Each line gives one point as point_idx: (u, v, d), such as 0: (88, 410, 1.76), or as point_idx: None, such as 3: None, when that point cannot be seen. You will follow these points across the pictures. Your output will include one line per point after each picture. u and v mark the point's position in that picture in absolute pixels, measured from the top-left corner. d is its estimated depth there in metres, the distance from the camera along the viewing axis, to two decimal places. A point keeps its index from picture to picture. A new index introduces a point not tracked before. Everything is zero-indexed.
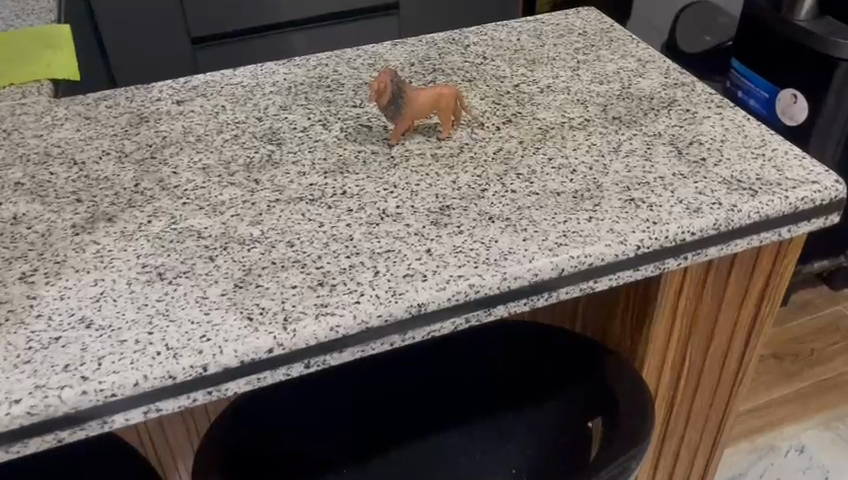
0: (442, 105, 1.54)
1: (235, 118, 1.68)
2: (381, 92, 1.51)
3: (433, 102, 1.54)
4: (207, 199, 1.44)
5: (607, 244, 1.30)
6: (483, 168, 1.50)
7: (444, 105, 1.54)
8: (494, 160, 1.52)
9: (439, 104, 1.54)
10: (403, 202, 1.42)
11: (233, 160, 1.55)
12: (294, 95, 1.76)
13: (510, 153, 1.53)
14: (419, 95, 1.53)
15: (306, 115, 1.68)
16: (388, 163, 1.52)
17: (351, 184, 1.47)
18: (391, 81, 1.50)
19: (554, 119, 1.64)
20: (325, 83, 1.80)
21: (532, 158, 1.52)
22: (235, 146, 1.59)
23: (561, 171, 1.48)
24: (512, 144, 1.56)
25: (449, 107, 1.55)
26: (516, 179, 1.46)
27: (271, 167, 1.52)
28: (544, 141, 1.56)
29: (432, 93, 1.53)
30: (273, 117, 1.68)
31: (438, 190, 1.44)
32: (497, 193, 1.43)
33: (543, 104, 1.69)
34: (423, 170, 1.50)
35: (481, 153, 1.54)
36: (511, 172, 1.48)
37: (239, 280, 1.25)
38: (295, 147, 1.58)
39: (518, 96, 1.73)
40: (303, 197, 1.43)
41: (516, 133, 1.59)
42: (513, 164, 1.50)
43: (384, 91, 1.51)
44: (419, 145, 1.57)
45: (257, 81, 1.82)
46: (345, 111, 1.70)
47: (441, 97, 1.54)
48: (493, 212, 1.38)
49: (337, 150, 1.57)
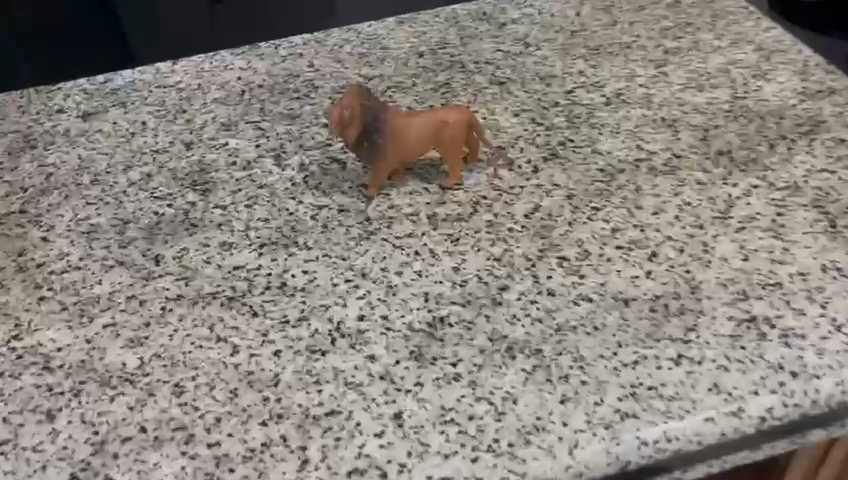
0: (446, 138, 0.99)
1: (156, 143, 1.17)
2: (345, 126, 0.93)
3: (432, 133, 0.98)
4: (75, 292, 0.94)
5: (706, 419, 0.75)
6: (507, 244, 0.95)
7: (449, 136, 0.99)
8: (525, 230, 0.96)
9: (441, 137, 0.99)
10: (370, 309, 0.88)
11: (134, 217, 1.04)
12: (245, 105, 1.23)
13: (551, 217, 0.98)
14: (410, 126, 0.96)
15: (255, 139, 1.15)
16: (360, 229, 0.99)
17: (297, 268, 0.94)
18: (362, 109, 0.93)
19: (625, 153, 1.06)
20: (293, 85, 1.26)
21: (586, 228, 0.96)
22: (142, 192, 1.08)
23: (630, 256, 0.92)
24: (556, 200, 1.00)
25: (457, 139, 0.99)
26: (557, 268, 0.91)
27: (185, 232, 1.01)
28: (606, 197, 1.00)
29: (430, 120, 0.97)
30: (208, 142, 1.16)
31: (429, 286, 0.90)
32: (523, 296, 0.88)
33: (609, 125, 1.11)
34: (412, 245, 0.96)
35: (505, 215, 0.99)
36: (549, 254, 0.93)
37: (79, 468, 0.76)
38: (228, 196, 1.06)
39: (572, 110, 1.15)
40: (219, 292, 0.92)
41: (563, 179, 1.03)
42: (555, 238, 0.95)
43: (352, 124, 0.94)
44: (410, 198, 1.02)
45: (201, 81, 1.29)
46: (313, 132, 1.16)
47: (444, 126, 0.98)
48: (513, 336, 0.84)
49: (287, 203, 1.03)
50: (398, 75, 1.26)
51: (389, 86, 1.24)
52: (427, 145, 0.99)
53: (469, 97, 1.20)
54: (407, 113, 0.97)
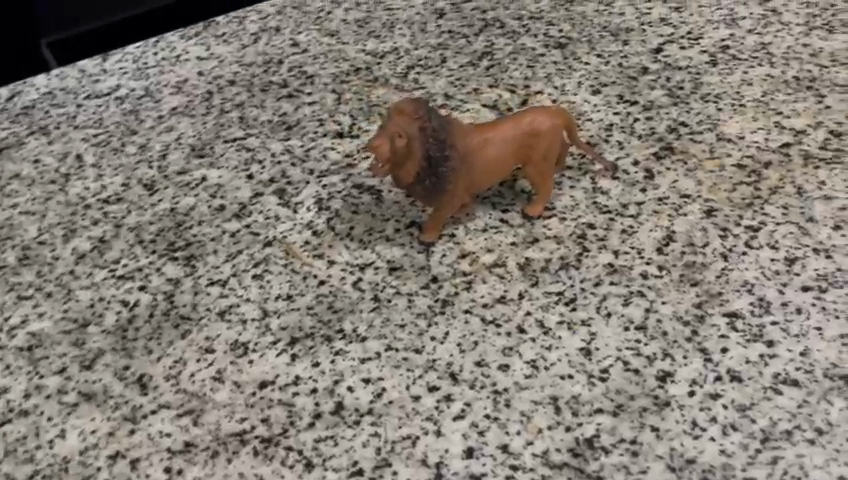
0: (535, 155, 0.68)
1: (104, 188, 0.83)
2: (395, 157, 0.63)
3: (516, 150, 0.67)
4: (27, 458, 0.62)
5: None
6: (646, 301, 0.66)
7: (539, 152, 0.68)
8: (665, 275, 0.68)
9: (528, 154, 0.68)
10: (479, 435, 0.60)
11: (94, 314, 0.71)
12: (218, 115, 0.89)
13: (695, 249, 0.70)
14: (486, 145, 0.66)
15: (244, 166, 0.83)
16: (428, 299, 0.69)
17: (352, 374, 0.65)
18: (420, 132, 0.62)
19: (764, 136, 0.78)
20: (278, 76, 0.93)
21: (750, 262, 0.68)
22: (98, 270, 0.75)
23: (828, 303, 0.65)
24: (693, 220, 0.72)
25: (550, 154, 0.69)
26: (731, 333, 0.64)
27: (175, 332, 0.69)
28: (760, 208, 0.72)
29: (513, 132, 0.67)
30: (177, 180, 0.82)
31: (557, 385, 0.62)
32: (696, 387, 0.61)
33: (727, 95, 0.83)
34: (511, 316, 0.67)
35: (630, 251, 0.70)
36: (712, 312, 0.65)
37: None
38: (224, 263, 0.74)
39: (669, 78, 0.85)
40: (246, 433, 0.62)
41: (692, 187, 0.75)
42: (711, 283, 0.67)
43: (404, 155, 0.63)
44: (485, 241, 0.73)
45: (148, 83, 0.94)
46: (323, 148, 0.83)
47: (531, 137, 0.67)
48: (705, 461, 0.57)
49: (314, 267, 0.73)
50: (418, 48, 0.94)
51: (411, 65, 0.91)
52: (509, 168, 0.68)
53: (524, 70, 0.89)
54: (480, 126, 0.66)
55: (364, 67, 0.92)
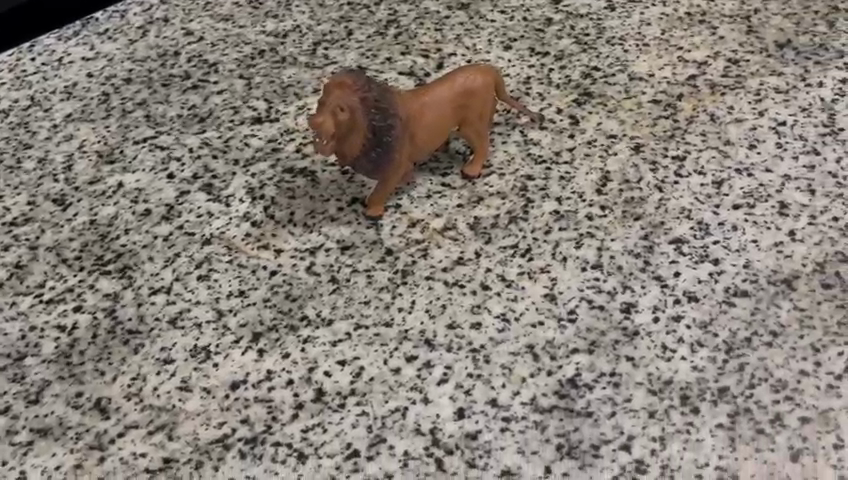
0: (471, 114, 0.69)
1: (7, 210, 0.75)
2: (340, 133, 0.61)
3: (452, 111, 0.68)
4: None
5: None
6: (597, 240, 0.69)
7: (474, 111, 0.69)
8: (609, 213, 0.71)
9: (464, 114, 0.69)
10: (466, 395, 0.60)
11: (28, 345, 0.65)
12: (120, 116, 0.83)
13: (631, 185, 0.73)
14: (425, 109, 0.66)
15: (162, 166, 0.78)
16: (387, 272, 0.68)
17: (326, 359, 0.63)
18: (364, 104, 0.61)
19: (671, 71, 0.82)
20: (178, 68, 0.88)
21: (682, 189, 0.72)
22: (22, 298, 0.68)
23: (758, 217, 0.69)
24: (623, 158, 0.75)
25: (485, 113, 0.70)
26: (680, 258, 0.67)
27: (125, 349, 0.65)
28: (681, 138, 0.76)
29: (448, 94, 0.67)
30: (90, 190, 0.76)
31: (530, 333, 0.63)
32: (659, 312, 0.64)
33: (630, 37, 0.86)
34: (472, 275, 0.67)
35: (572, 197, 0.72)
36: (658, 241, 0.68)
37: None
38: (164, 270, 0.70)
39: (574, 26, 0.88)
40: (228, 437, 0.59)
41: (616, 127, 0.77)
42: (652, 215, 0.70)
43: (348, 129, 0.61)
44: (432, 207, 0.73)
45: (32, 92, 0.86)
46: (243, 136, 0.80)
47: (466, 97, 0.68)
48: (681, 379, 0.60)
49: (261, 258, 0.70)
50: (321, 23, 0.91)
51: (318, 41, 0.89)
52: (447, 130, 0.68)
53: (432, 34, 0.89)
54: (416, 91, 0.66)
55: (269, 49, 0.89)
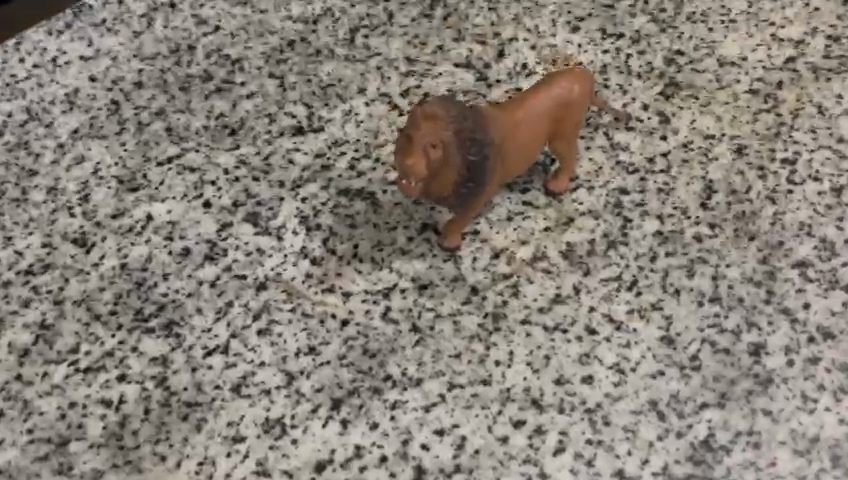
0: (566, 126, 0.59)
1: (19, 254, 0.65)
2: (429, 171, 0.52)
3: (547, 125, 0.57)
4: None
5: None
6: (710, 267, 0.61)
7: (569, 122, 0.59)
8: (719, 233, 0.62)
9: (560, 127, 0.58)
10: (589, 468, 0.53)
11: (71, 427, 0.56)
12: (136, 130, 0.71)
13: (740, 197, 0.64)
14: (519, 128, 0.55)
15: (196, 192, 0.67)
16: (476, 316, 0.60)
17: (422, 428, 0.55)
18: (455, 135, 0.51)
19: (765, 53, 0.72)
20: (196, 67, 0.75)
21: (798, 199, 0.64)
22: (54, 367, 0.59)
23: None
24: (727, 163, 0.66)
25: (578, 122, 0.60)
26: (807, 285, 0.59)
27: (185, 426, 0.56)
28: (788, 136, 0.67)
29: (543, 107, 0.57)
30: (115, 226, 0.66)
31: (651, 386, 0.56)
32: (793, 354, 0.57)
33: (714, 11, 0.76)
34: (575, 316, 0.59)
35: (674, 213, 0.64)
36: (780, 265, 0.60)
37: None
38: (215, 324, 0.60)
39: (647, 0, 0.77)
40: None
41: (713, 124, 0.68)
42: (768, 233, 0.62)
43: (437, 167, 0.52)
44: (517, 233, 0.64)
45: (27, 102, 0.74)
46: (286, 151, 0.69)
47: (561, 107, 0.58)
48: (828, 436, 0.53)
49: (328, 305, 0.61)
50: (355, 4, 0.79)
51: (355, 28, 0.77)
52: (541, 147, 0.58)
53: (487, 15, 0.77)
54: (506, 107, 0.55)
55: (299, 39, 0.77)
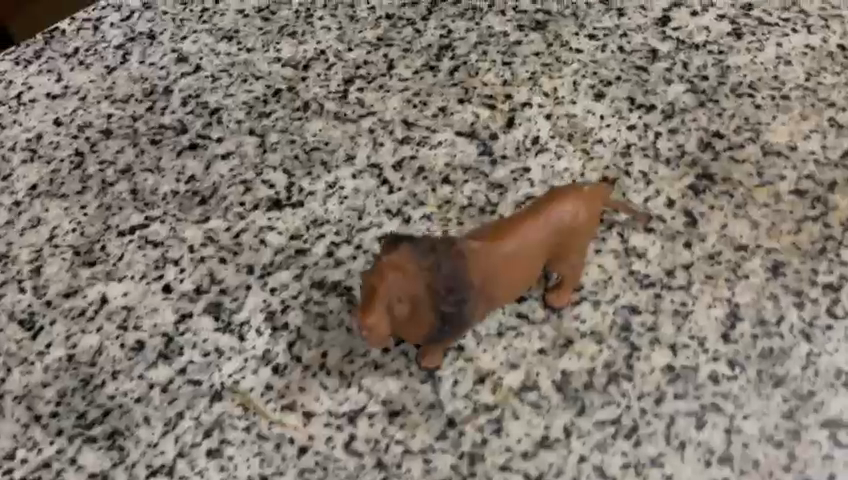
0: (571, 243, 0.50)
1: None
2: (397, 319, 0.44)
3: (547, 246, 0.49)
4: None
5: None
6: (725, 418, 0.53)
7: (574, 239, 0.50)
8: (740, 373, 0.54)
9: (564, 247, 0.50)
10: None
11: None
12: (98, 190, 0.65)
13: (769, 329, 0.55)
14: (513, 258, 0.47)
15: (156, 272, 0.61)
16: (450, 455, 0.53)
17: None
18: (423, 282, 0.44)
19: (820, 142, 0.62)
20: (170, 116, 0.68)
21: (838, 338, 0.55)
22: None
23: None
24: (758, 284, 0.57)
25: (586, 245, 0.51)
26: (836, 452, 0.51)
27: None
28: (835, 255, 0.57)
29: (539, 230, 0.48)
30: (66, 307, 0.60)
31: None
32: None
33: (764, 83, 0.65)
34: (562, 466, 0.52)
35: (690, 344, 0.55)
36: (806, 423, 0.52)
37: None
38: (162, 440, 0.55)
39: (687, 63, 0.67)
40: None
41: (747, 232, 0.59)
42: (797, 378, 0.54)
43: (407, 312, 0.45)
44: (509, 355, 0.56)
45: None
46: (258, 229, 0.62)
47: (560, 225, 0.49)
48: None
49: (287, 427, 0.54)
50: (353, 47, 0.70)
51: (349, 78, 0.68)
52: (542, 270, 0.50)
53: (500, 71, 0.68)
54: (493, 233, 0.47)
55: (286, 88, 0.68)
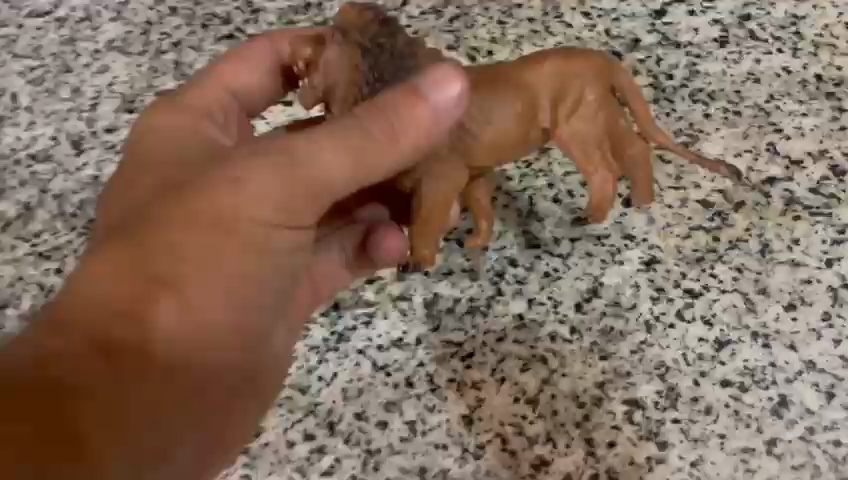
0: (573, 106, 0.53)
1: (34, 139, 0.79)
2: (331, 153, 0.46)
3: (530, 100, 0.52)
4: None
5: None
6: (546, 370, 0.62)
7: (573, 89, 0.53)
8: (576, 339, 0.62)
9: (558, 95, 0.52)
10: None
11: (13, 296, 0.72)
12: (154, 55, 0.82)
13: (618, 311, 0.62)
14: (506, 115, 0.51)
15: None
16: (325, 331, 0.65)
17: None
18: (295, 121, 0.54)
19: (748, 162, 0.65)
20: (223, 8, 0.84)
21: (674, 336, 0.61)
22: (19, 243, 0.75)
23: (743, 408, 0.58)
24: (628, 271, 0.63)
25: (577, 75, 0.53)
26: (625, 425, 0.59)
27: None
28: (709, 266, 0.62)
29: (535, 80, 0.52)
30: (104, 140, 0.78)
31: (429, 454, 0.60)
32: None
33: (724, 93, 0.68)
34: (403, 366, 0.63)
35: (546, 303, 0.64)
36: (611, 395, 0.60)
37: None
38: None
39: (662, 59, 0.70)
40: None
41: (639, 225, 0.65)
42: (621, 357, 0.61)
43: (418, 95, 0.46)
44: (423, 239, 0.52)
45: (89, 4, 0.87)
46: None
47: (569, 70, 0.52)
48: None
49: None
50: None
51: None
52: (509, 125, 0.51)
53: (492, 28, 0.75)
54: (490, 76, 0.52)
55: None
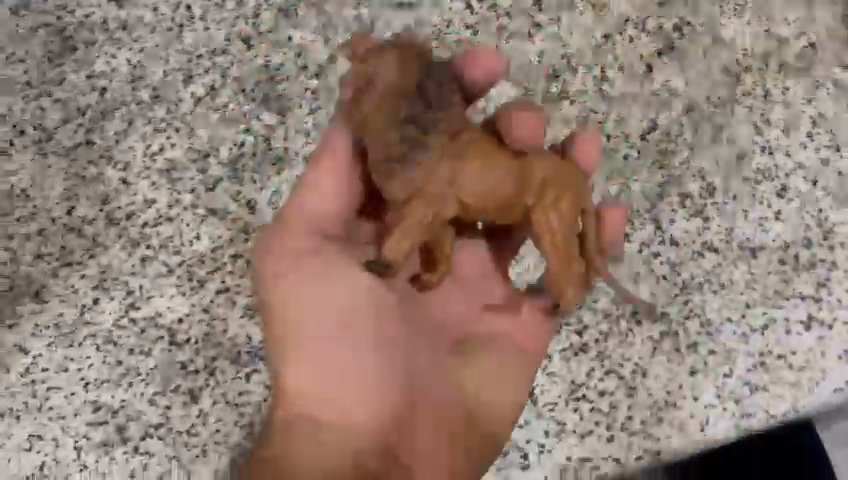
0: (562, 206, 0.66)
1: (210, 39, 1.03)
2: (365, 134, 0.67)
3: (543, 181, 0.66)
4: (176, 250, 0.91)
5: (835, 389, 0.78)
6: (623, 178, 0.88)
7: (554, 190, 0.66)
8: (642, 158, 0.89)
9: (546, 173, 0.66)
10: None
11: (213, 149, 0.96)
12: None
13: (669, 138, 0.90)
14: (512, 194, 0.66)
15: (321, 30, 1.01)
16: None
17: None
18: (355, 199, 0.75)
19: (752, 41, 0.93)
20: None
21: (709, 152, 0.88)
22: (211, 112, 0.99)
23: (758, 193, 0.86)
24: (674, 114, 0.91)
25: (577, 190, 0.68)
26: (680, 209, 0.86)
27: (273, 169, 0.95)
28: (730, 108, 0.90)
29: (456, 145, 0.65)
30: (269, 38, 1.02)
31: None
32: (646, 246, 0.84)
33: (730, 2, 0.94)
34: None
35: (619, 136, 0.90)
36: (670, 191, 0.87)
37: (236, 447, 0.84)
38: (308, 116, 0.97)
39: None
40: None
41: (680, 83, 0.92)
42: (675, 167, 0.88)
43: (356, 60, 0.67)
44: (394, 243, 0.65)
45: None
46: (387, 18, 1.00)
47: (559, 203, 0.66)
48: (639, 298, 0.82)
49: None
50: None
51: None
52: (498, 178, 0.65)
53: None
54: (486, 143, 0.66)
55: None
